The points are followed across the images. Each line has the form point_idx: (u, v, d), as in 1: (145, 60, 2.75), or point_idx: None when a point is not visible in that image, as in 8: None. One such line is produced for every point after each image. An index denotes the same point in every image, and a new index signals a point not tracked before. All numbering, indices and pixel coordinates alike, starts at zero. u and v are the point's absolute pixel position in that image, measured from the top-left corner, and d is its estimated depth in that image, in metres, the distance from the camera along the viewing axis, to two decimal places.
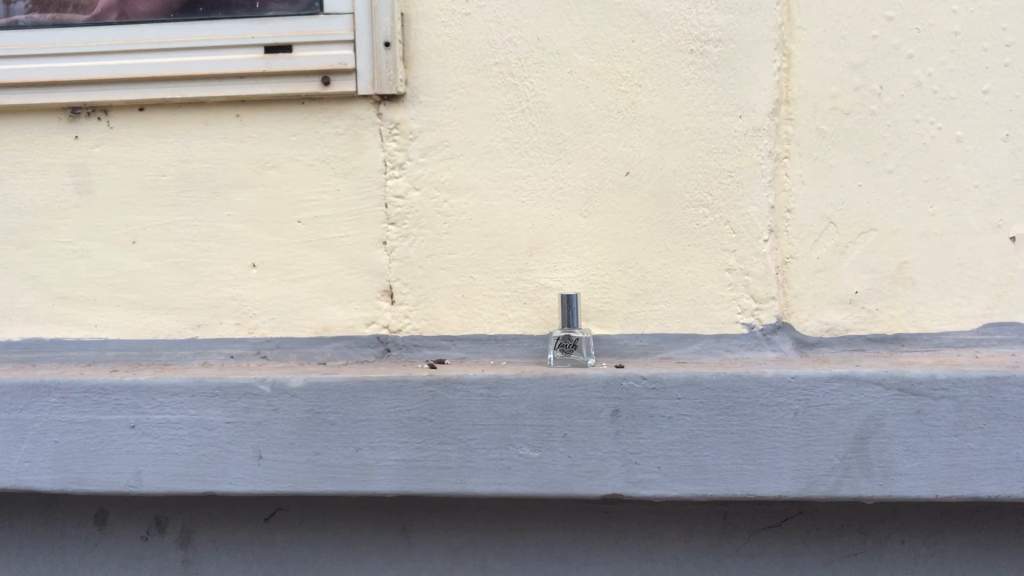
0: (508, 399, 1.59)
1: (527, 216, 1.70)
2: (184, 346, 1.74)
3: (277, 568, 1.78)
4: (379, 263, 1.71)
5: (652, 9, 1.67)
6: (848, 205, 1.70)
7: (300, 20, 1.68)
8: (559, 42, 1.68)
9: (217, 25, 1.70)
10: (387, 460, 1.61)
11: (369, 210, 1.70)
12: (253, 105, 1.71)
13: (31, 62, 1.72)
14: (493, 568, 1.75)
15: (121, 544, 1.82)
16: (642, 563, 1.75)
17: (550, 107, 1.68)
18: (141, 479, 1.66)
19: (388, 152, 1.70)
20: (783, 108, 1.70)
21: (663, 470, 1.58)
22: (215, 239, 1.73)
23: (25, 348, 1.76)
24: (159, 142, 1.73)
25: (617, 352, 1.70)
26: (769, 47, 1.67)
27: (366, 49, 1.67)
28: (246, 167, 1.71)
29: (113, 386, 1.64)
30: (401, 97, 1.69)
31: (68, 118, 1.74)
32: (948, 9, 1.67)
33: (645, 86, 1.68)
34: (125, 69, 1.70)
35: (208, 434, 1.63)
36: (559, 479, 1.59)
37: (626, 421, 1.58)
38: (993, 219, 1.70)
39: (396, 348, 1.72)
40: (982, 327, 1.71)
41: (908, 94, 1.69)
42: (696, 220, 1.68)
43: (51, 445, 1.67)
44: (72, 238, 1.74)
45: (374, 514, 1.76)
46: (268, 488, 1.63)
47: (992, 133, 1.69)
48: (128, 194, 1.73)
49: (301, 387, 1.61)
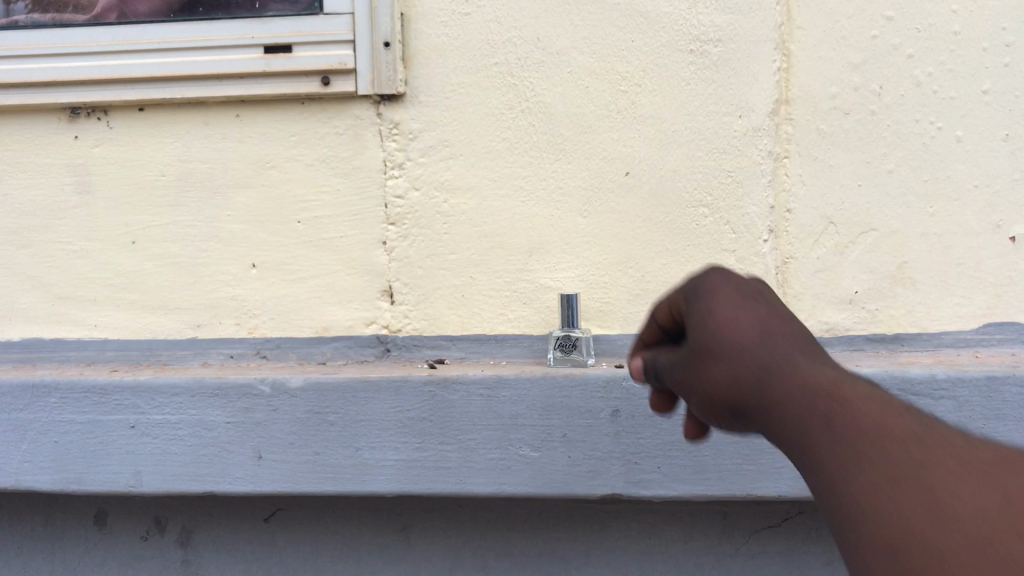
0: (508, 399, 1.59)
1: (527, 215, 1.69)
2: (184, 346, 1.74)
3: (277, 568, 1.79)
4: (379, 263, 1.70)
5: (652, 8, 1.65)
6: (849, 205, 1.69)
7: (300, 21, 1.66)
8: (558, 42, 1.66)
9: (216, 24, 1.68)
10: (387, 460, 1.62)
11: (368, 210, 1.70)
12: (253, 106, 1.69)
13: (31, 62, 1.70)
14: (494, 568, 1.76)
15: (121, 544, 1.82)
16: (642, 563, 1.76)
17: (549, 106, 1.67)
18: (141, 479, 1.66)
19: (388, 152, 1.68)
20: (783, 107, 1.69)
21: (663, 470, 1.59)
22: (215, 239, 1.72)
23: (25, 348, 1.76)
24: (158, 141, 1.71)
25: (616, 352, 1.70)
26: (769, 47, 1.66)
27: (365, 48, 1.64)
28: (245, 166, 1.70)
29: (113, 387, 1.63)
30: (401, 97, 1.67)
31: (67, 118, 1.72)
32: (948, 9, 1.65)
33: (644, 86, 1.66)
34: (125, 69, 1.68)
35: (208, 435, 1.63)
36: (559, 479, 1.60)
37: (626, 421, 1.58)
38: (993, 219, 1.69)
39: (395, 348, 1.72)
40: (982, 327, 1.71)
41: (908, 95, 1.68)
42: (696, 220, 1.68)
43: (53, 445, 1.67)
44: (72, 238, 1.74)
45: (375, 514, 1.77)
46: (269, 487, 1.64)
47: (993, 133, 1.68)
48: (127, 194, 1.72)
49: (301, 387, 1.61)
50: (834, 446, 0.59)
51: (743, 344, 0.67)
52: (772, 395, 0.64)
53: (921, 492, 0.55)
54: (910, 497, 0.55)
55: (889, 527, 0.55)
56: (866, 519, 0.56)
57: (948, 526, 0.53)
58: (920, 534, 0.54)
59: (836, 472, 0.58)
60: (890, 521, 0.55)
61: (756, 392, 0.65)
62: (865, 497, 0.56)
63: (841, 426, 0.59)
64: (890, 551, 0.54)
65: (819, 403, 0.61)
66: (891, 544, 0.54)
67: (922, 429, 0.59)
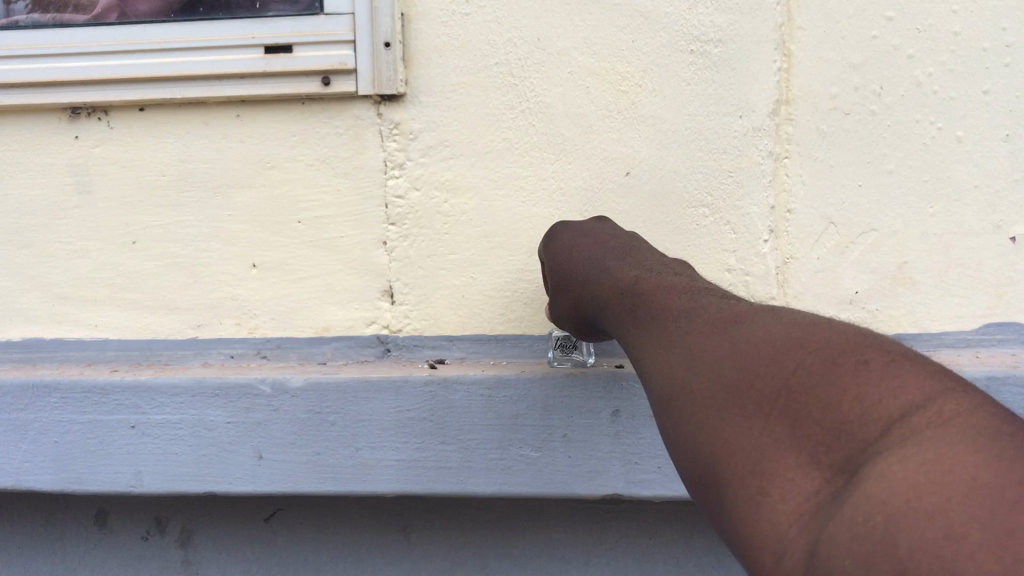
0: (508, 399, 1.60)
1: (528, 216, 1.69)
2: (184, 346, 1.74)
3: (277, 568, 1.80)
4: (379, 263, 1.70)
5: (652, 8, 1.64)
6: (849, 205, 1.69)
7: (300, 20, 1.65)
8: (558, 41, 1.65)
9: (216, 24, 1.68)
10: (388, 460, 1.62)
11: (369, 210, 1.70)
12: (253, 106, 1.69)
13: (31, 61, 1.70)
14: (495, 568, 1.76)
15: (121, 544, 1.82)
16: (642, 563, 1.76)
17: (549, 107, 1.67)
18: (142, 479, 1.66)
19: (389, 152, 1.68)
20: (783, 108, 1.69)
21: (663, 470, 1.61)
22: (215, 240, 1.72)
23: (25, 348, 1.77)
24: (158, 141, 1.71)
25: (616, 352, 1.71)
26: (769, 48, 1.66)
27: (365, 48, 1.63)
28: (245, 166, 1.70)
29: (113, 387, 1.63)
30: (401, 97, 1.67)
31: (67, 118, 1.72)
32: (948, 9, 1.65)
33: (644, 87, 1.66)
34: (124, 69, 1.67)
35: (209, 435, 1.64)
36: (559, 479, 1.61)
37: (626, 421, 1.60)
38: (993, 220, 1.69)
39: (396, 348, 1.72)
40: (982, 327, 1.71)
41: (909, 95, 1.67)
42: (696, 220, 1.68)
43: (53, 445, 1.67)
44: (72, 238, 1.74)
45: (375, 514, 1.77)
46: (269, 488, 1.64)
47: (993, 134, 1.68)
48: (127, 194, 1.72)
49: (301, 387, 1.61)
50: (679, 358, 0.91)
51: (617, 295, 1.13)
52: (640, 327, 1.02)
53: (728, 371, 0.84)
54: (719, 375, 0.85)
55: (705, 393, 0.85)
56: (680, 387, 0.88)
57: (746, 391, 0.81)
58: (725, 397, 0.83)
59: (670, 361, 0.92)
60: (699, 390, 0.86)
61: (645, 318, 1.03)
62: (689, 382, 0.88)
63: (684, 343, 0.92)
64: (704, 407, 0.85)
65: (682, 334, 0.94)
66: (698, 402, 0.86)
67: (733, 328, 0.89)
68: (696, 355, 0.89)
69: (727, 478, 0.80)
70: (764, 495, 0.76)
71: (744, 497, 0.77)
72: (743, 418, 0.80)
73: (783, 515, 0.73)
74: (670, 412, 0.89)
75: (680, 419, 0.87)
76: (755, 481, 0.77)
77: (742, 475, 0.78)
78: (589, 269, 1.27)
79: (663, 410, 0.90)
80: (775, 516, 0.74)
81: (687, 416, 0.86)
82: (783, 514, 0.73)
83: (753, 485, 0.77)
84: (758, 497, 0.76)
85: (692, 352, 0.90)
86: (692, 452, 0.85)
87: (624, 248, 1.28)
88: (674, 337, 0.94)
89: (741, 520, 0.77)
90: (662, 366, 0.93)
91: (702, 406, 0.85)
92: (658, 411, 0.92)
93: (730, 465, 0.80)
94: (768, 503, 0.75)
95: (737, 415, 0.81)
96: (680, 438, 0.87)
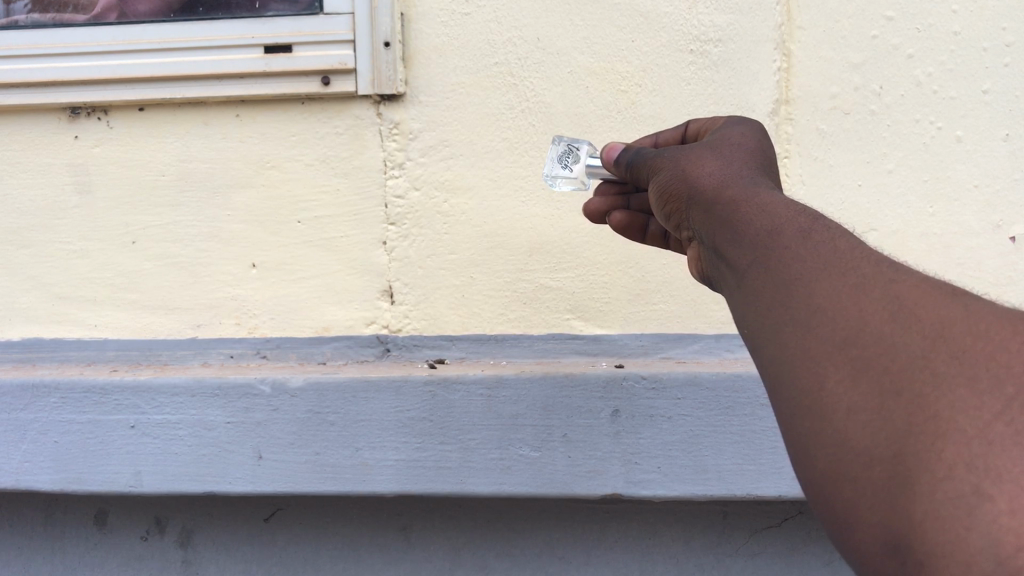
0: (508, 399, 1.61)
1: (527, 216, 1.68)
2: (184, 346, 1.74)
3: (277, 568, 1.80)
4: (379, 263, 1.70)
5: (652, 9, 1.64)
6: (847, 205, 1.70)
7: (300, 20, 1.65)
8: (559, 42, 1.65)
9: (217, 25, 1.68)
10: (387, 460, 1.62)
11: (368, 210, 1.69)
12: (253, 105, 1.69)
13: (31, 62, 1.70)
14: (494, 568, 1.76)
15: (121, 543, 1.82)
16: (642, 563, 1.76)
17: (549, 106, 1.66)
18: (141, 479, 1.66)
19: (388, 152, 1.68)
20: (783, 107, 1.69)
21: (663, 470, 1.62)
22: (215, 239, 1.72)
23: (25, 348, 1.77)
24: (158, 141, 1.71)
25: (617, 352, 1.71)
26: (769, 48, 1.66)
27: (365, 48, 1.63)
28: (244, 166, 1.70)
29: (113, 386, 1.63)
30: (401, 97, 1.67)
31: (66, 118, 1.72)
32: (949, 9, 1.65)
33: (644, 86, 1.65)
34: (125, 69, 1.67)
35: (208, 434, 1.64)
36: (559, 479, 1.62)
37: (626, 421, 1.61)
38: (993, 219, 1.69)
39: (395, 348, 1.72)
40: None
41: (909, 95, 1.67)
42: None
43: (52, 444, 1.68)
44: (72, 239, 1.74)
45: (375, 514, 1.77)
46: (268, 488, 1.64)
47: (993, 133, 1.68)
48: (127, 194, 1.72)
49: (301, 387, 1.61)
50: (854, 289, 0.66)
51: (736, 191, 0.80)
52: (761, 226, 0.74)
53: (947, 331, 0.61)
54: (934, 331, 0.62)
55: (902, 348, 0.62)
56: (853, 328, 0.64)
57: (978, 365, 0.59)
58: (941, 360, 0.61)
59: (839, 291, 0.66)
60: (893, 341, 0.62)
61: (771, 216, 0.74)
62: (875, 325, 0.64)
63: (863, 274, 0.67)
64: (898, 364, 0.62)
65: (860, 262, 0.68)
66: (888, 355, 0.62)
67: (941, 283, 0.66)
68: (889, 294, 0.65)
69: (929, 467, 0.58)
70: (985, 498, 0.56)
71: (949, 495, 0.57)
72: (972, 395, 0.59)
73: (1011, 533, 0.54)
74: (825, 353, 0.65)
75: (846, 368, 0.64)
76: (976, 478, 0.56)
77: (953, 462, 0.57)
78: (707, 154, 0.89)
79: (809, 348, 0.66)
80: (999, 532, 0.54)
81: (865, 366, 0.63)
82: (1013, 532, 0.54)
83: (966, 481, 0.57)
84: (975, 499, 0.56)
85: (881, 289, 0.65)
86: (859, 412, 0.62)
87: (755, 144, 0.91)
88: (843, 260, 0.68)
89: (935, 524, 0.57)
90: (821, 293, 0.67)
91: (897, 362, 0.62)
92: (795, 347, 0.67)
93: (935, 447, 0.58)
94: (989, 511, 0.55)
95: (954, 386, 0.59)
96: (833, 389, 0.64)
